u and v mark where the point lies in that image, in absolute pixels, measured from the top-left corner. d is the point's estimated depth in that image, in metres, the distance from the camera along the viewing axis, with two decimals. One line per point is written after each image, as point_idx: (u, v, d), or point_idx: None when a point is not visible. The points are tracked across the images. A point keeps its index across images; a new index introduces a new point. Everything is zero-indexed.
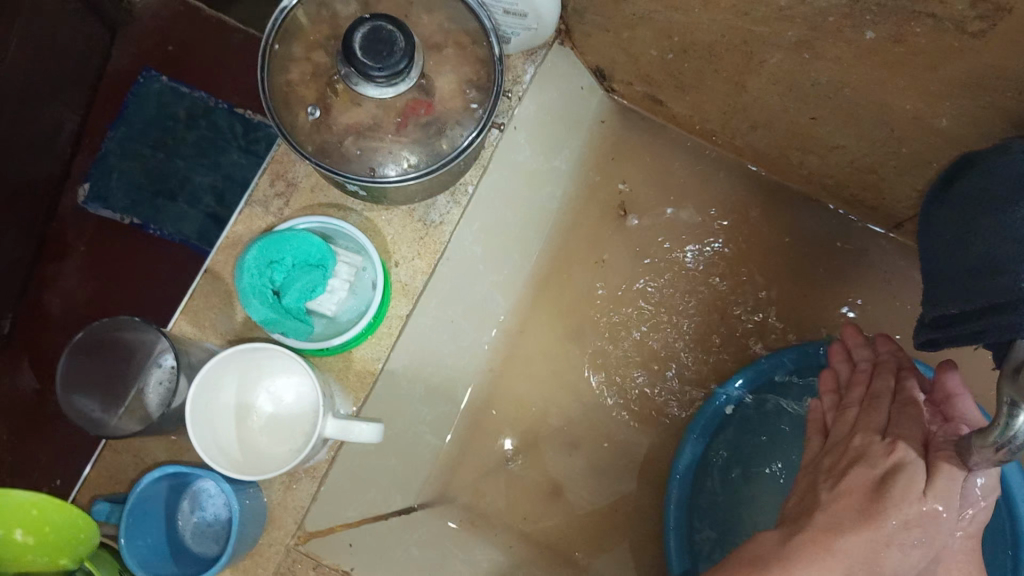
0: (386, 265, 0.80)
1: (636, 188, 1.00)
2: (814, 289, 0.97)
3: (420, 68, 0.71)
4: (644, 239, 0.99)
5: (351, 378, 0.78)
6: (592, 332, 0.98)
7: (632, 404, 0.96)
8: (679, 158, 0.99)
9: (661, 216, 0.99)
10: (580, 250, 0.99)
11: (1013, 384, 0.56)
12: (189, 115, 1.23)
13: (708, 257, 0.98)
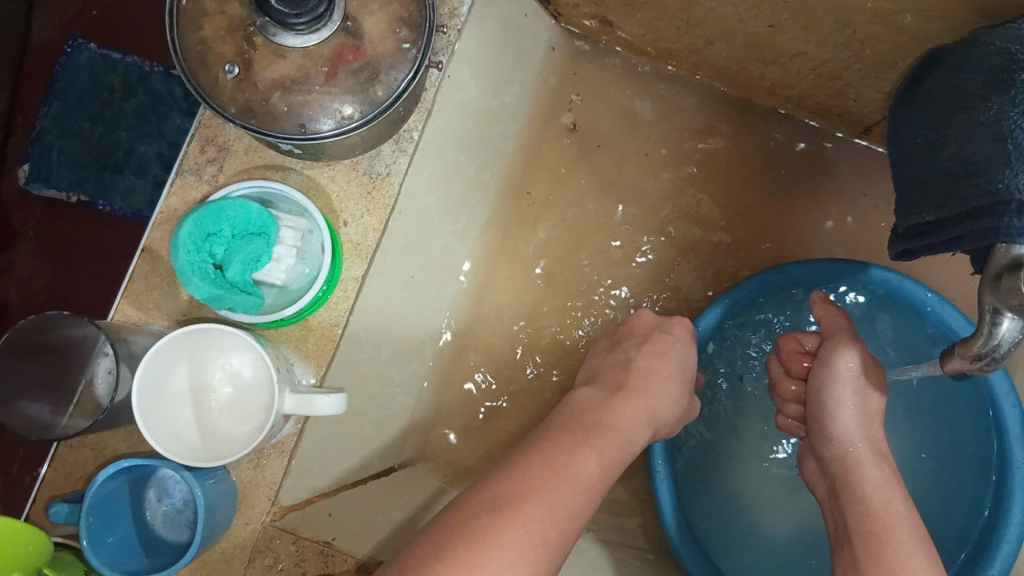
0: (333, 224, 0.76)
1: (594, 119, 0.95)
2: (784, 206, 0.94)
3: (342, 11, 0.65)
4: (608, 170, 0.95)
5: (311, 348, 0.75)
6: (560, 272, 0.94)
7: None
8: (635, 81, 0.94)
9: (623, 145, 0.95)
10: (541, 189, 0.95)
11: (994, 291, 0.54)
12: (125, 84, 1.15)
13: (675, 184, 0.94)
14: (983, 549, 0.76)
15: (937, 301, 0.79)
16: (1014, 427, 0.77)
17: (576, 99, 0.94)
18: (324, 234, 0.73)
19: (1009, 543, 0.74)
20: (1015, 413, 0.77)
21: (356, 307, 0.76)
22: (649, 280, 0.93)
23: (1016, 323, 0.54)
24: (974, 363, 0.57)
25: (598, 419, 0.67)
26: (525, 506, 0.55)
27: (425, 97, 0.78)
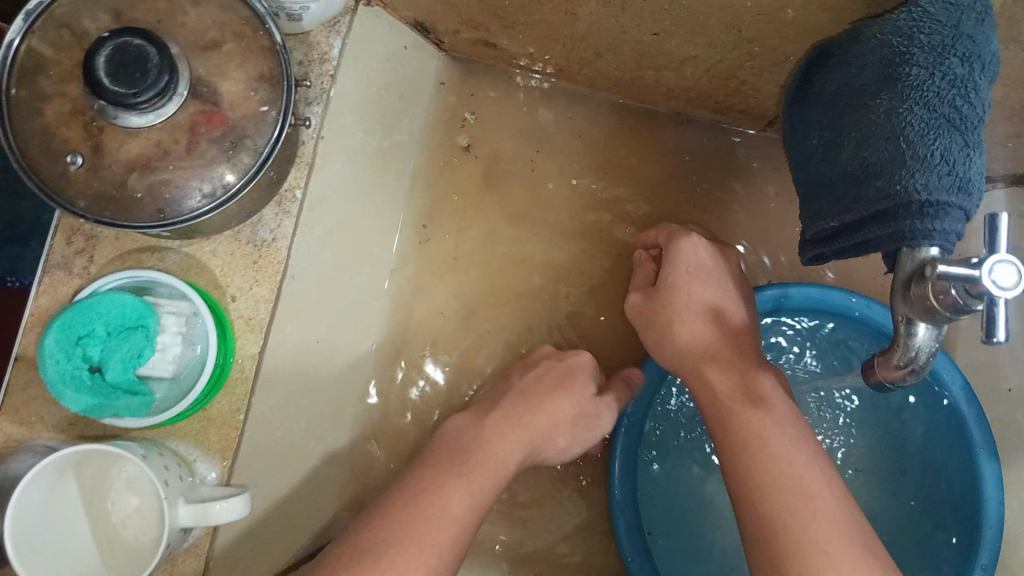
0: (220, 302, 0.71)
1: (495, 145, 0.90)
2: (702, 208, 0.91)
3: (187, 79, 0.60)
4: (518, 196, 0.90)
5: (214, 439, 0.70)
6: (480, 309, 0.90)
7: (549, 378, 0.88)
8: (531, 101, 0.90)
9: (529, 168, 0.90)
10: (449, 226, 0.89)
11: (904, 300, 0.51)
12: None
13: (586, 201, 0.90)
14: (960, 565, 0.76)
15: (864, 306, 0.79)
16: (978, 435, 0.76)
17: (471, 118, 0.90)
18: (209, 325, 0.68)
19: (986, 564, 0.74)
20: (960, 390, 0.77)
21: (257, 387, 0.71)
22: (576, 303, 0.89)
23: (931, 329, 0.50)
24: (892, 373, 0.53)
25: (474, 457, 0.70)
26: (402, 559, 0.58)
27: (302, 151, 0.73)
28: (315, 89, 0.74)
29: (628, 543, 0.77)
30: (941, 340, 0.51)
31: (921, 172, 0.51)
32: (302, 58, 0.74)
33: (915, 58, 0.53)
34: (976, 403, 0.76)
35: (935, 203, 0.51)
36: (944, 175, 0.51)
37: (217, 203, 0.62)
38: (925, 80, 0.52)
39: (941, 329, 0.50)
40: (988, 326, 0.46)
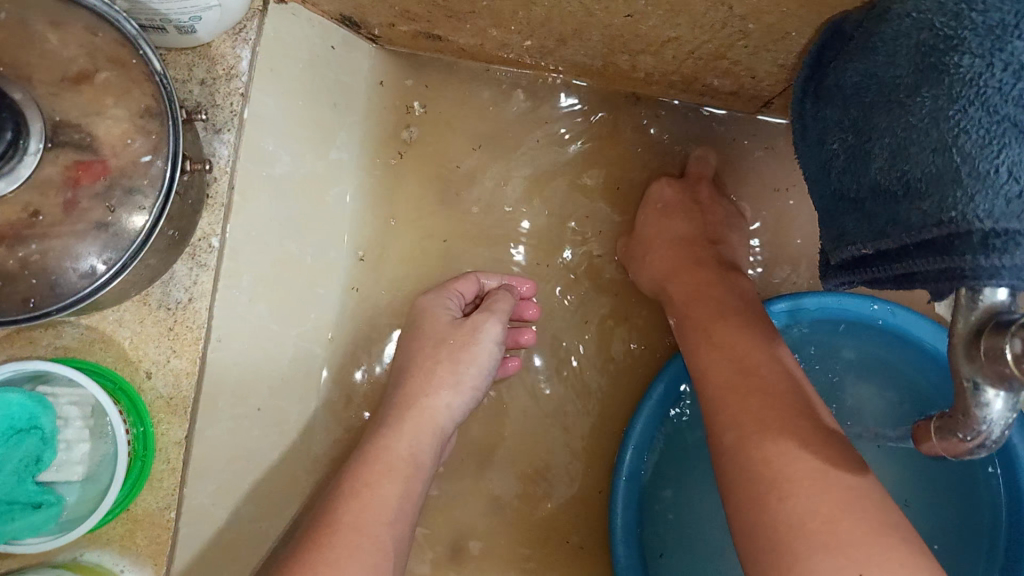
0: (132, 381, 0.59)
1: (452, 149, 0.76)
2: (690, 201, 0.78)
3: (40, 132, 0.47)
4: (482, 206, 0.76)
5: (143, 543, 0.59)
6: None
7: (540, 418, 0.74)
8: (489, 95, 0.76)
9: (493, 174, 0.76)
10: (405, 251, 0.76)
11: (968, 357, 0.40)
12: None
13: (564, 209, 0.76)
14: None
15: (888, 313, 0.68)
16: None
17: (417, 108, 0.76)
18: (116, 424, 0.56)
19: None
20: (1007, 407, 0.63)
21: (189, 478, 0.60)
22: (563, 330, 0.76)
23: (1007, 398, 0.40)
24: (955, 443, 0.43)
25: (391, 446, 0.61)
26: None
27: (214, 193, 0.61)
28: (223, 112, 0.61)
29: None
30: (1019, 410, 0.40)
31: (983, 194, 0.40)
32: (205, 75, 0.61)
33: (965, 45, 0.40)
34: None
35: (1003, 233, 0.40)
36: (1014, 197, 0.39)
37: (113, 271, 0.51)
38: (981, 73, 0.40)
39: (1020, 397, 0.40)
40: None
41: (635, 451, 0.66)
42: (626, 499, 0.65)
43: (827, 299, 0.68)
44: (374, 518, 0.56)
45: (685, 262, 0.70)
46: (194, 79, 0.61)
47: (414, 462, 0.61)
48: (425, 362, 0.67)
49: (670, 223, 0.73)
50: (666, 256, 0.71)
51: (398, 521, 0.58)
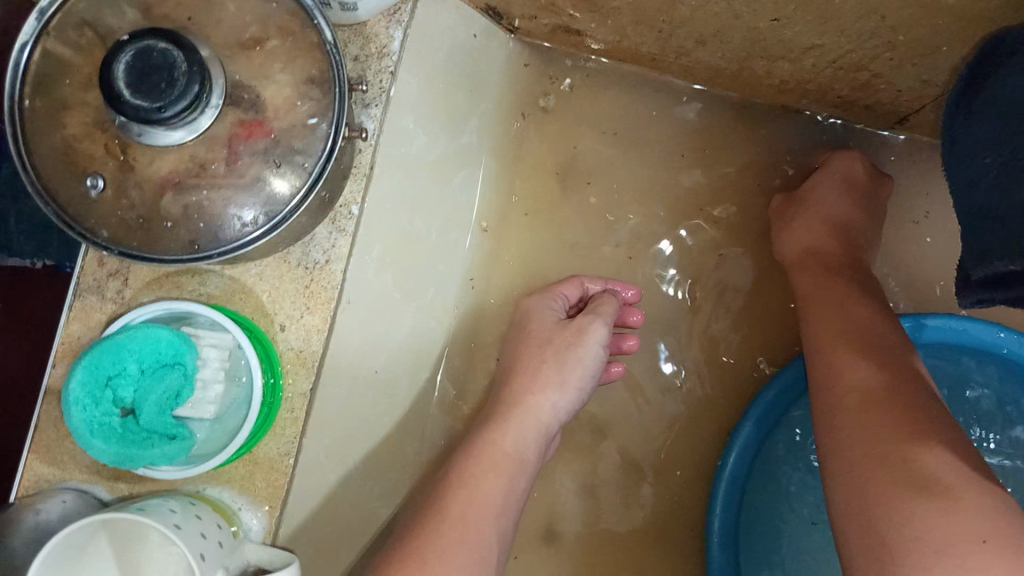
0: (266, 332, 0.63)
1: (576, 145, 0.78)
2: None
3: (220, 86, 0.51)
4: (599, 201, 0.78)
5: (260, 486, 0.62)
6: None
7: (640, 414, 0.76)
8: (617, 95, 0.78)
9: (614, 168, 0.78)
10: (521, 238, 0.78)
11: None
12: None
13: (681, 211, 0.78)
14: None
15: (1016, 342, 0.66)
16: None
17: (569, 84, 0.78)
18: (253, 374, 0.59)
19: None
20: None
21: (309, 429, 0.63)
22: (670, 328, 0.77)
23: None
24: None
25: (502, 445, 0.61)
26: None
27: (359, 162, 0.63)
28: (373, 88, 0.64)
29: None
30: None
31: None
32: (359, 52, 0.64)
33: None
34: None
35: None
36: None
37: (269, 224, 0.54)
38: None
39: None
40: None
41: (740, 455, 0.65)
42: (724, 501, 0.65)
43: (981, 324, 0.67)
44: (478, 512, 0.56)
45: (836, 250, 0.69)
46: (348, 55, 0.64)
47: (519, 458, 0.61)
48: (534, 366, 0.67)
49: (811, 210, 0.71)
50: (812, 231, 0.70)
51: (503, 512, 0.58)
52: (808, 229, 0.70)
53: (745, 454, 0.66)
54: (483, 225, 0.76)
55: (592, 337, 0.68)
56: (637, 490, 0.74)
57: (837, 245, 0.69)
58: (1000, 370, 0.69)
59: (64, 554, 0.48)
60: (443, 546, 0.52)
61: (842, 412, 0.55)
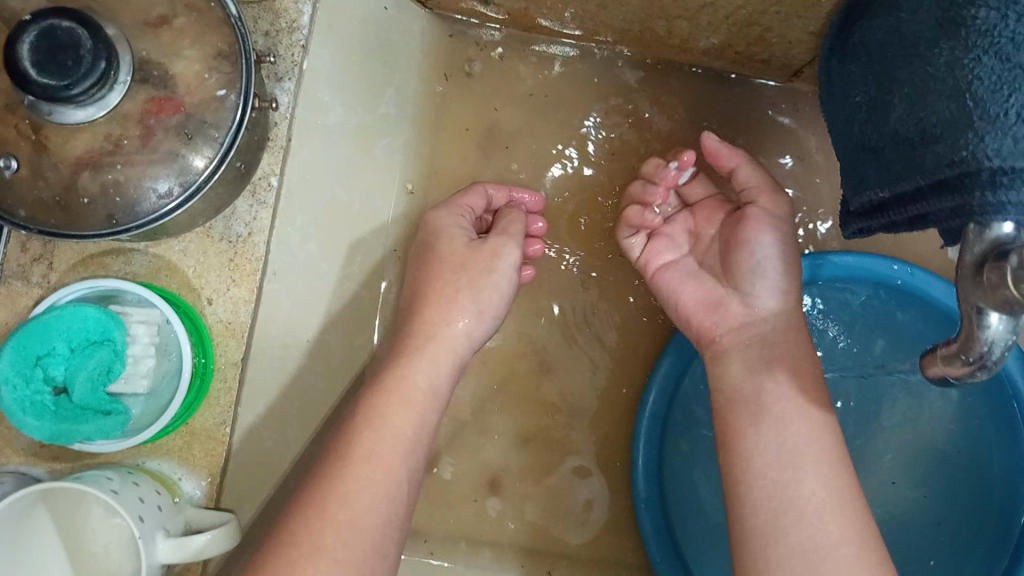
0: (195, 306, 0.64)
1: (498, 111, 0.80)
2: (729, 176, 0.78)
3: (128, 63, 0.52)
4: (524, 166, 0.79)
5: (199, 455, 0.64)
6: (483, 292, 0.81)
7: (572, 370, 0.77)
8: (534, 61, 0.79)
9: (535, 134, 0.79)
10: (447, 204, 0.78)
11: (973, 287, 0.43)
12: None
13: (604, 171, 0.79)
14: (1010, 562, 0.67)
15: (908, 272, 0.71)
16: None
17: (475, 68, 0.79)
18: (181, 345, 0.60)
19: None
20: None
21: (243, 398, 0.65)
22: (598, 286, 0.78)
23: (1006, 321, 0.43)
24: (959, 368, 0.45)
25: (411, 384, 0.61)
26: (327, 528, 0.51)
27: (275, 134, 0.67)
28: (285, 62, 0.67)
29: (652, 541, 0.67)
30: (1019, 333, 0.43)
31: (994, 135, 0.43)
32: (269, 28, 0.67)
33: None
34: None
35: (1009, 171, 0.43)
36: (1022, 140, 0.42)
37: (185, 195, 0.56)
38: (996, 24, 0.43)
39: (1019, 322, 0.43)
40: None
41: (660, 393, 0.69)
42: (647, 438, 0.69)
43: (879, 259, 0.72)
44: (390, 449, 0.57)
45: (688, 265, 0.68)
46: (258, 31, 0.67)
47: (432, 393, 0.62)
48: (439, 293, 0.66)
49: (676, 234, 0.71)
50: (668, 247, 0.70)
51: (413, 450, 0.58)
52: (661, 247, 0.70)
53: (665, 393, 0.70)
54: (409, 185, 0.77)
55: (505, 261, 0.67)
56: None
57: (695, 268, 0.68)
58: (898, 300, 0.74)
59: (2, 518, 0.50)
60: (351, 493, 0.53)
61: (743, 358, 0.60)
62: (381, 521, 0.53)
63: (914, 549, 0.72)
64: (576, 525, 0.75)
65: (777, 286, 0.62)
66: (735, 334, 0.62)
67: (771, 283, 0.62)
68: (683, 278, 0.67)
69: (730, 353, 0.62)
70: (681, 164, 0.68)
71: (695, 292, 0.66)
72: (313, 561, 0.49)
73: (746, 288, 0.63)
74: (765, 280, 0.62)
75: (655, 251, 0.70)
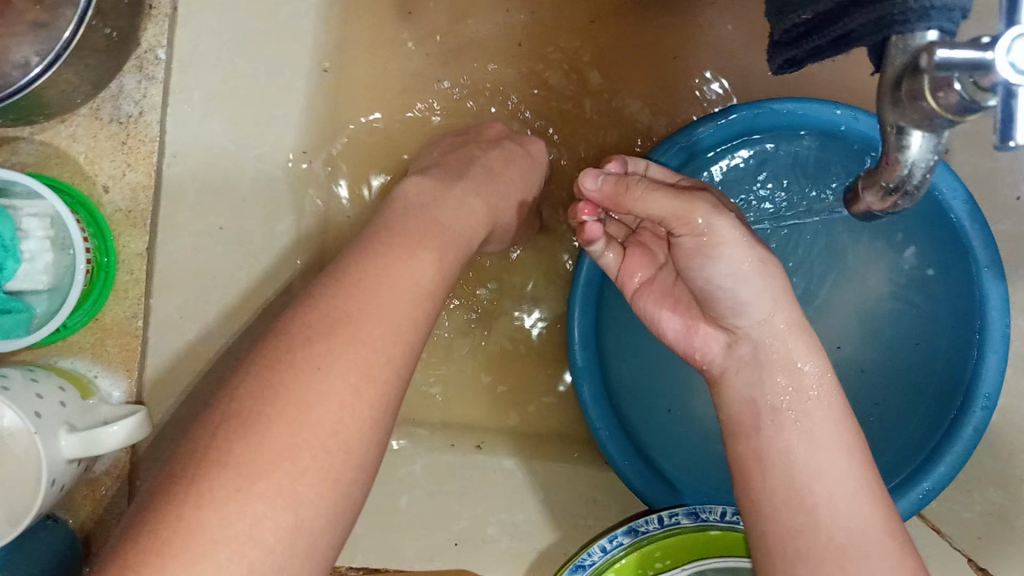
0: (91, 196, 0.61)
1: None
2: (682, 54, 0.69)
3: None
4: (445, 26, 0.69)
5: (114, 352, 0.61)
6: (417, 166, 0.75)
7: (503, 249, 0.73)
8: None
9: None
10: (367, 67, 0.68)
11: (893, 104, 0.40)
12: None
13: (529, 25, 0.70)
14: (950, 411, 0.68)
15: (851, 118, 0.66)
16: (980, 252, 0.66)
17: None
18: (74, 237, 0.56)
19: (987, 396, 0.66)
20: (978, 232, 0.66)
21: (154, 290, 0.62)
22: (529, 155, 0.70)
23: (926, 138, 0.39)
24: (881, 196, 0.43)
25: (435, 215, 0.54)
26: (359, 325, 0.45)
27: (157, 2, 0.63)
28: None
29: (590, 406, 0.66)
30: (939, 153, 0.40)
31: None
32: None
33: None
34: (981, 219, 0.66)
35: None
36: None
37: (52, 61, 0.49)
38: None
39: (940, 138, 0.40)
40: (999, 126, 0.34)
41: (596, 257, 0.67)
42: (583, 303, 0.67)
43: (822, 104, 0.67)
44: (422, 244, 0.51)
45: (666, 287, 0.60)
46: None
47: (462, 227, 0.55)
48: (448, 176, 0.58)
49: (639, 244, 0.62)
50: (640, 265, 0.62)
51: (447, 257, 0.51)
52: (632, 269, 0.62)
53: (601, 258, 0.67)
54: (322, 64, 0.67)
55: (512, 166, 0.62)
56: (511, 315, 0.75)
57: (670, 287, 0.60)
58: (844, 146, 0.71)
59: None
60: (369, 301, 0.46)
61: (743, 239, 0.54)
62: (412, 314, 0.47)
63: (860, 403, 0.74)
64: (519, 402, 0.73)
65: (765, 310, 0.54)
66: (724, 359, 0.56)
67: (758, 311, 0.54)
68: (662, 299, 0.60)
69: (725, 379, 0.56)
70: (608, 193, 0.56)
71: (676, 319, 0.59)
72: (341, 351, 0.43)
73: (727, 318, 0.55)
74: (749, 308, 0.54)
75: (627, 270, 0.62)
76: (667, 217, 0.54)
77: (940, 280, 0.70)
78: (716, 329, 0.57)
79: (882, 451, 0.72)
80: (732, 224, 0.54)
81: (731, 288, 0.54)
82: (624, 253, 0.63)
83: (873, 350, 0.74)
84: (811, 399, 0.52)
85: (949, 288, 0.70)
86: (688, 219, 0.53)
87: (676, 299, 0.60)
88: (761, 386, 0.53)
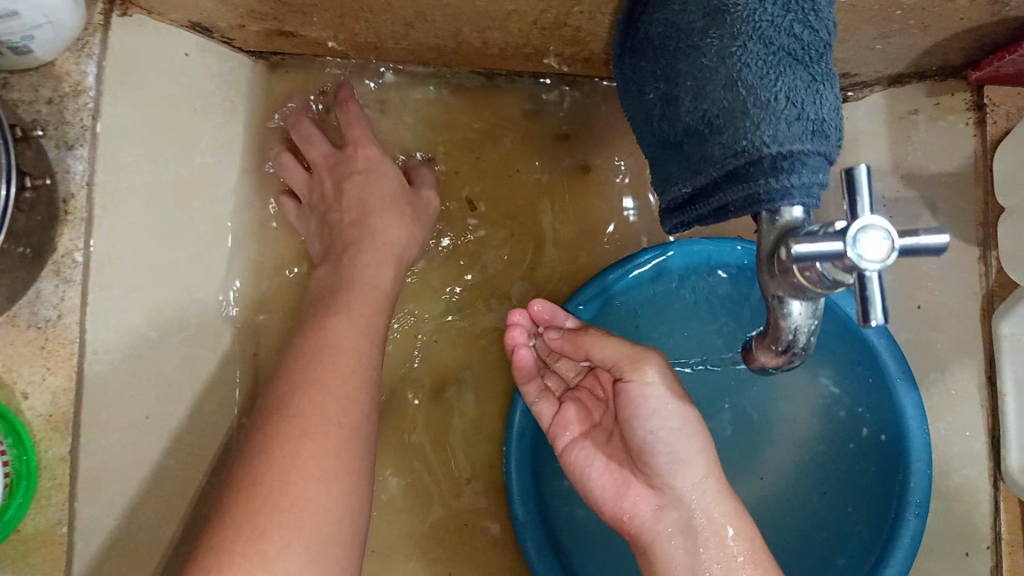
0: (9, 403, 0.60)
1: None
2: (550, 191, 0.79)
3: None
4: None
5: (38, 561, 0.60)
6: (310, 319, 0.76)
7: (435, 396, 0.76)
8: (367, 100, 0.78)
9: None
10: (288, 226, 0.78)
11: (769, 275, 0.43)
12: None
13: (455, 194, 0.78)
14: (888, 522, 0.70)
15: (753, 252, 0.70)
16: (891, 363, 0.70)
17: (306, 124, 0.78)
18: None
19: (918, 504, 0.68)
20: (882, 344, 0.70)
21: (78, 493, 0.61)
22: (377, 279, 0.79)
23: (806, 304, 0.43)
24: (774, 355, 0.45)
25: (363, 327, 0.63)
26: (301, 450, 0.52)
27: (72, 206, 0.62)
28: (74, 127, 0.62)
29: (539, 561, 0.66)
30: (818, 313, 0.43)
31: (767, 120, 0.43)
32: (51, 94, 0.62)
33: None
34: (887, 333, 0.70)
35: (788, 154, 0.43)
36: (793, 120, 0.43)
37: None
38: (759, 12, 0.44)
39: (818, 302, 0.43)
40: (862, 306, 0.37)
41: (527, 407, 0.68)
42: (519, 460, 0.68)
43: (708, 251, 0.71)
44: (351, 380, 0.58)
45: (602, 444, 0.61)
46: (40, 99, 0.62)
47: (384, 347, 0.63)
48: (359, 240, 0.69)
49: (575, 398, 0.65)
50: (571, 412, 0.64)
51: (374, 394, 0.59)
52: (566, 417, 0.63)
53: (531, 411, 0.69)
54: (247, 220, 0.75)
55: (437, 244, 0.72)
56: (448, 465, 0.76)
57: (609, 443, 0.61)
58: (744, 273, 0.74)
59: None
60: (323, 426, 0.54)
61: (688, 425, 0.57)
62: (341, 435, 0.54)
63: (809, 523, 0.75)
64: (466, 546, 0.75)
65: (698, 474, 0.57)
66: (653, 522, 0.58)
67: (695, 471, 0.57)
68: (593, 452, 0.61)
69: (656, 544, 0.57)
70: (567, 340, 0.62)
71: (606, 474, 0.60)
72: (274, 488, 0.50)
73: (661, 476, 0.57)
74: (687, 468, 0.57)
75: (561, 422, 0.63)
76: (620, 359, 0.58)
77: (861, 391, 0.73)
78: (646, 489, 0.58)
79: (830, 568, 0.73)
80: (675, 387, 0.58)
81: (673, 443, 0.56)
82: (560, 407, 0.64)
83: (810, 474, 0.76)
84: (740, 564, 0.56)
85: (873, 399, 0.73)
86: (638, 365, 0.58)
87: (606, 455, 0.60)
88: (698, 555, 0.56)
